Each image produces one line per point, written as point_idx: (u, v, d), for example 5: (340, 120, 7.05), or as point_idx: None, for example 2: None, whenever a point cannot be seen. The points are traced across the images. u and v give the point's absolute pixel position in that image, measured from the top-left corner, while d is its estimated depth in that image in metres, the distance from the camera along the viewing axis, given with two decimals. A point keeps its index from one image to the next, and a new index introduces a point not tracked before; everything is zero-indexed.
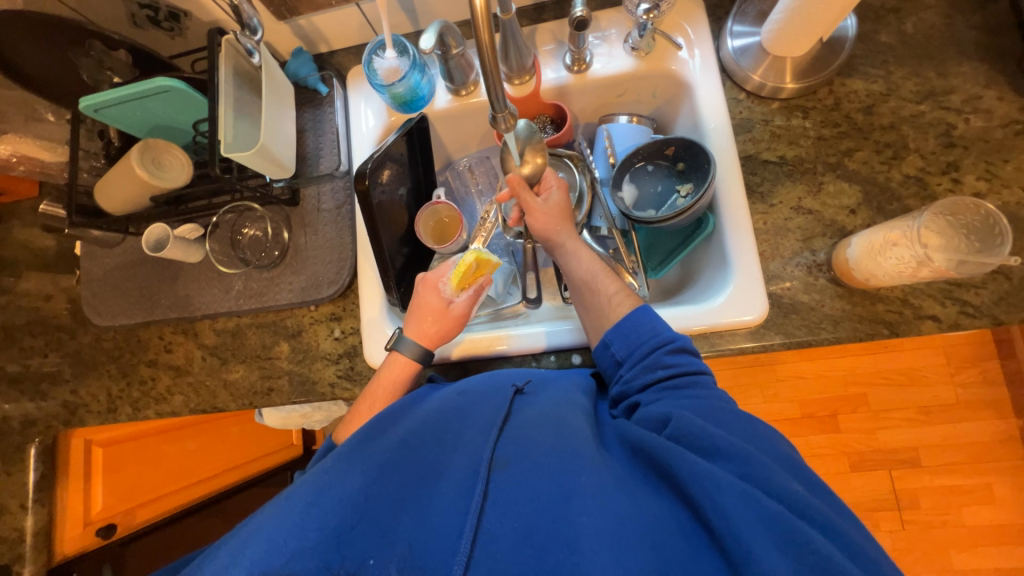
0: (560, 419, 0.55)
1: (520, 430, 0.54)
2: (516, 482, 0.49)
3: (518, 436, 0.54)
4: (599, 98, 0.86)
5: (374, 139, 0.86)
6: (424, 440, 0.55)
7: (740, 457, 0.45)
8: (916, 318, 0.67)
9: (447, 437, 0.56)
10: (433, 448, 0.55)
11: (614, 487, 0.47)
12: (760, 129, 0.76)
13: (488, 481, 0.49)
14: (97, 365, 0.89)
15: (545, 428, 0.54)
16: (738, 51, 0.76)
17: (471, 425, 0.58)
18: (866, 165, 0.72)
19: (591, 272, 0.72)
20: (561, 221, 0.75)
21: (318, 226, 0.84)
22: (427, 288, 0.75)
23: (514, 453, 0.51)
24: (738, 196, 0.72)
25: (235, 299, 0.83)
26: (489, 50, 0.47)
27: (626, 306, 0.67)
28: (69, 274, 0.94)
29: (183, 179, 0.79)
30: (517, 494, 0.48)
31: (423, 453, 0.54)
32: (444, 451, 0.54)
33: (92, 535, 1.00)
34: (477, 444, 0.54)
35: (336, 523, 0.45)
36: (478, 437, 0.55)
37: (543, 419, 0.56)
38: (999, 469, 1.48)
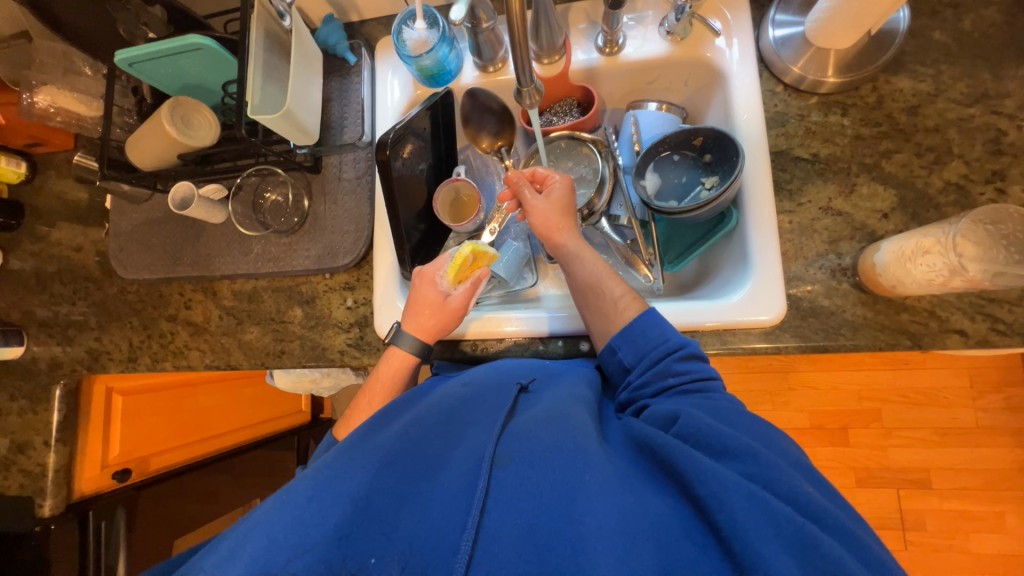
0: (561, 415, 0.56)
1: (520, 428, 0.55)
2: (517, 483, 0.49)
3: (518, 433, 0.54)
4: (628, 84, 0.83)
5: (399, 112, 0.86)
6: (424, 432, 0.56)
7: (748, 457, 0.45)
8: (941, 331, 0.65)
9: (449, 430, 0.58)
10: (435, 441, 0.56)
11: (618, 483, 0.47)
12: (795, 123, 0.73)
13: (489, 477, 0.50)
14: (120, 315, 0.93)
15: (546, 425, 0.54)
16: (779, 41, 0.73)
17: (474, 419, 0.59)
18: (905, 168, 0.68)
19: (597, 274, 0.71)
20: (563, 221, 0.74)
21: (338, 195, 0.84)
22: (424, 282, 0.75)
23: (515, 451, 0.52)
24: (765, 191, 0.70)
25: (253, 261, 0.85)
26: (519, 24, 0.46)
27: (633, 309, 0.66)
28: (99, 227, 0.97)
29: (210, 139, 0.80)
30: (517, 495, 0.48)
31: (425, 445, 0.55)
32: (445, 445, 0.56)
33: (108, 477, 1.03)
34: (478, 440, 0.55)
35: (338, 518, 0.46)
36: (481, 432, 0.56)
37: (545, 416, 0.56)
38: (1014, 498, 1.43)
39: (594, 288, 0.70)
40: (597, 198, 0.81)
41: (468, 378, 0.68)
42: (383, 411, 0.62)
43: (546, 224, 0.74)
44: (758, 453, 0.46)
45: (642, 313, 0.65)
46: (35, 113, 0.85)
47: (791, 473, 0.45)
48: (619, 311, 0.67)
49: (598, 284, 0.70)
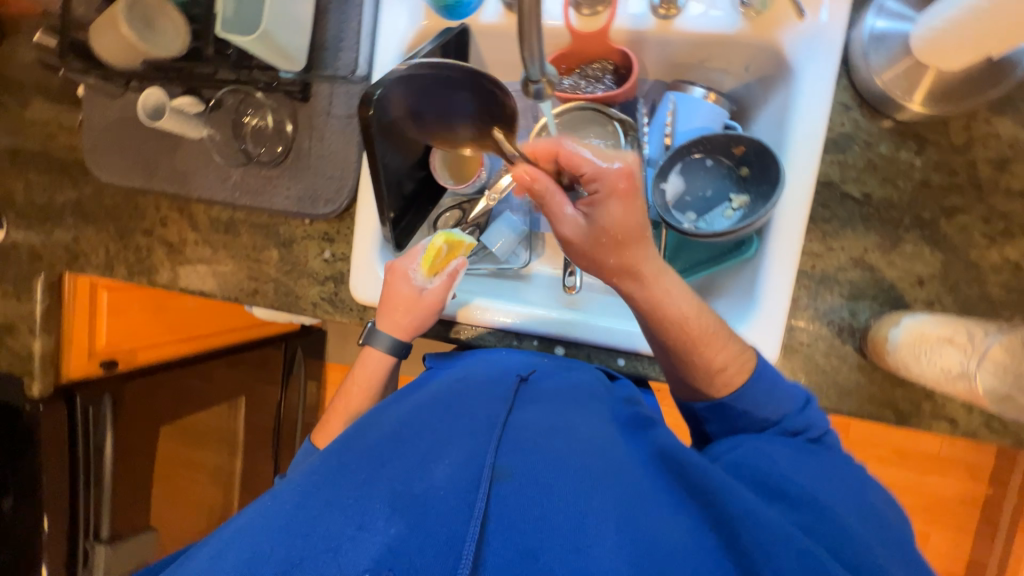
0: (566, 427, 0.52)
1: (522, 438, 0.49)
2: (517, 494, 0.44)
3: (517, 438, 0.49)
4: (678, 56, 0.69)
5: (404, 45, 0.73)
6: (416, 427, 0.52)
7: (805, 507, 0.46)
8: (931, 415, 0.61)
9: (440, 420, 0.53)
10: (427, 433, 0.51)
11: (646, 519, 0.43)
12: (857, 152, 0.62)
13: (488, 492, 0.44)
14: (96, 218, 0.89)
15: (547, 432, 0.51)
16: (873, 38, 0.59)
17: (465, 416, 0.54)
18: (963, 233, 0.59)
19: (692, 331, 0.56)
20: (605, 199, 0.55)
21: (325, 132, 0.75)
22: (395, 277, 0.70)
23: (518, 463, 0.46)
24: (795, 227, 0.61)
25: (231, 190, 0.79)
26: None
27: (735, 384, 0.57)
28: (72, 114, 0.90)
29: (178, 43, 0.72)
30: (518, 511, 0.43)
31: (418, 440, 0.50)
32: (435, 441, 0.50)
33: (95, 365, 1.07)
34: (476, 444, 0.49)
35: (324, 533, 0.41)
36: (477, 427, 0.51)
37: (547, 426, 0.52)
38: (944, 523, 1.51)
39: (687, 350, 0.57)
40: None
41: (466, 370, 0.65)
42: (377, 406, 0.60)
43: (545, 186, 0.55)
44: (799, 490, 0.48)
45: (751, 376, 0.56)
46: None
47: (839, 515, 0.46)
48: (715, 381, 0.57)
49: (687, 347, 0.57)
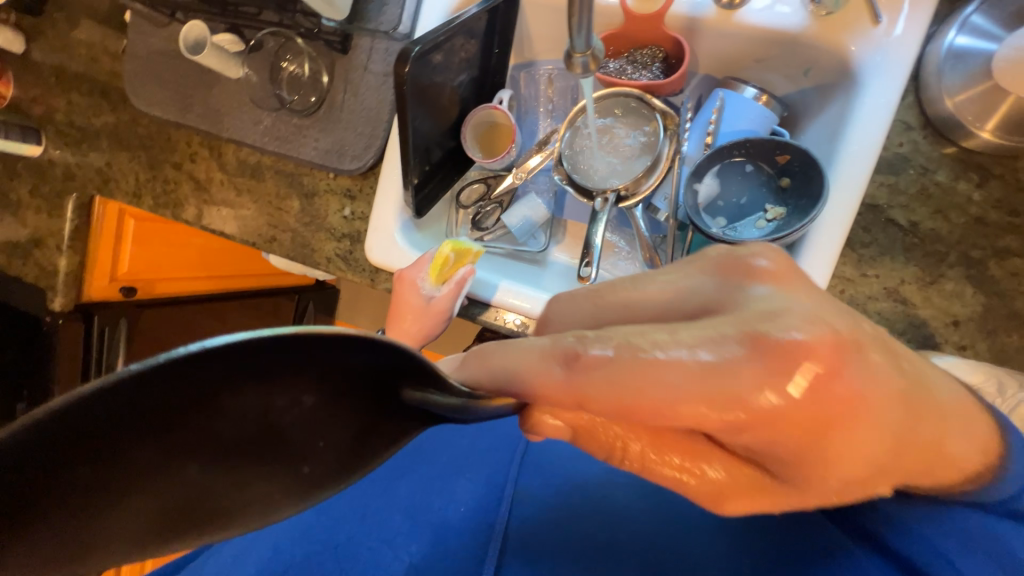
0: (568, 473, 0.57)
1: (547, 462, 0.58)
2: (538, 511, 0.53)
3: (519, 494, 0.55)
4: (734, 52, 0.65)
5: (450, 6, 0.70)
6: (429, 483, 0.60)
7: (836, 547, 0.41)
8: None
9: (453, 473, 0.61)
10: (433, 494, 0.58)
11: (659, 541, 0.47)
12: (911, 176, 0.58)
13: (510, 506, 0.55)
14: (130, 147, 0.90)
15: (547, 483, 0.56)
16: (951, 56, 0.54)
17: (479, 467, 0.60)
18: (1014, 278, 0.55)
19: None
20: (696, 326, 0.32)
21: (360, 87, 0.74)
22: (404, 285, 0.73)
23: (539, 484, 0.56)
24: (830, 248, 0.57)
25: (261, 134, 0.78)
26: None
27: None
28: (118, 40, 0.90)
29: None
30: (539, 524, 0.52)
31: (423, 504, 0.58)
32: (474, 471, 0.60)
33: (115, 290, 1.12)
34: (472, 511, 0.56)
35: None
36: (480, 486, 0.58)
37: (551, 473, 0.57)
38: None
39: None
40: (643, 180, 0.69)
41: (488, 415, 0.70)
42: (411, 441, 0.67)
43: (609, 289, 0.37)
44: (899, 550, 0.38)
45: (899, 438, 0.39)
46: None
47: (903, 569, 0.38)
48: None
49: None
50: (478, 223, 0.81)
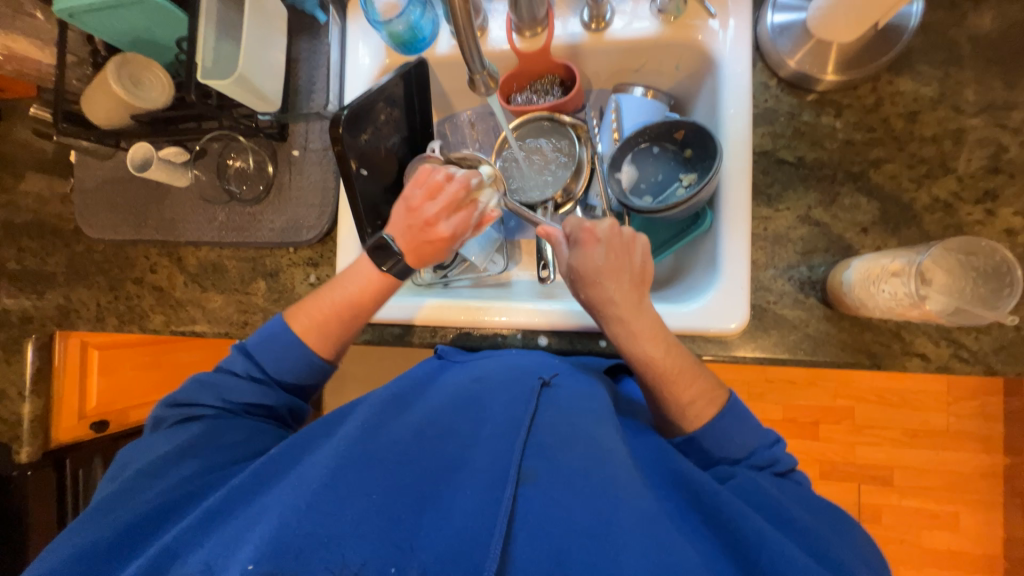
0: (591, 430, 0.53)
1: (562, 407, 0.56)
2: (544, 499, 0.46)
3: (545, 445, 0.51)
4: (616, 64, 0.77)
5: (370, 78, 0.80)
6: (440, 432, 0.53)
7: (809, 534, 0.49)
8: (903, 354, 0.63)
9: (465, 428, 0.54)
10: (452, 442, 0.52)
11: (662, 536, 0.44)
12: (784, 123, 0.68)
13: (515, 494, 0.46)
14: (88, 275, 0.92)
15: (570, 435, 0.52)
16: (776, 28, 0.67)
17: (493, 418, 0.55)
18: (893, 180, 0.64)
19: (660, 369, 0.62)
20: (610, 277, 0.65)
21: (303, 166, 0.81)
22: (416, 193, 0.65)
23: (542, 466, 0.49)
24: (742, 194, 0.66)
25: (218, 230, 0.84)
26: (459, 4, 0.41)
27: (703, 416, 0.61)
28: (66, 181, 0.95)
29: (162, 101, 0.78)
30: (547, 516, 0.45)
31: (442, 449, 0.51)
32: (460, 447, 0.52)
33: (85, 427, 1.08)
34: (503, 446, 0.51)
35: (355, 514, 0.43)
36: (504, 435, 0.52)
37: (570, 427, 0.53)
38: (969, 500, 1.48)
39: (666, 380, 0.62)
40: (574, 185, 0.79)
41: (479, 373, 0.63)
42: (389, 394, 0.59)
43: (596, 296, 0.66)
44: (770, 498, 0.52)
45: (721, 412, 0.60)
46: None
47: (838, 547, 0.49)
48: (687, 415, 0.62)
49: (661, 381, 0.62)
50: (438, 262, 0.89)
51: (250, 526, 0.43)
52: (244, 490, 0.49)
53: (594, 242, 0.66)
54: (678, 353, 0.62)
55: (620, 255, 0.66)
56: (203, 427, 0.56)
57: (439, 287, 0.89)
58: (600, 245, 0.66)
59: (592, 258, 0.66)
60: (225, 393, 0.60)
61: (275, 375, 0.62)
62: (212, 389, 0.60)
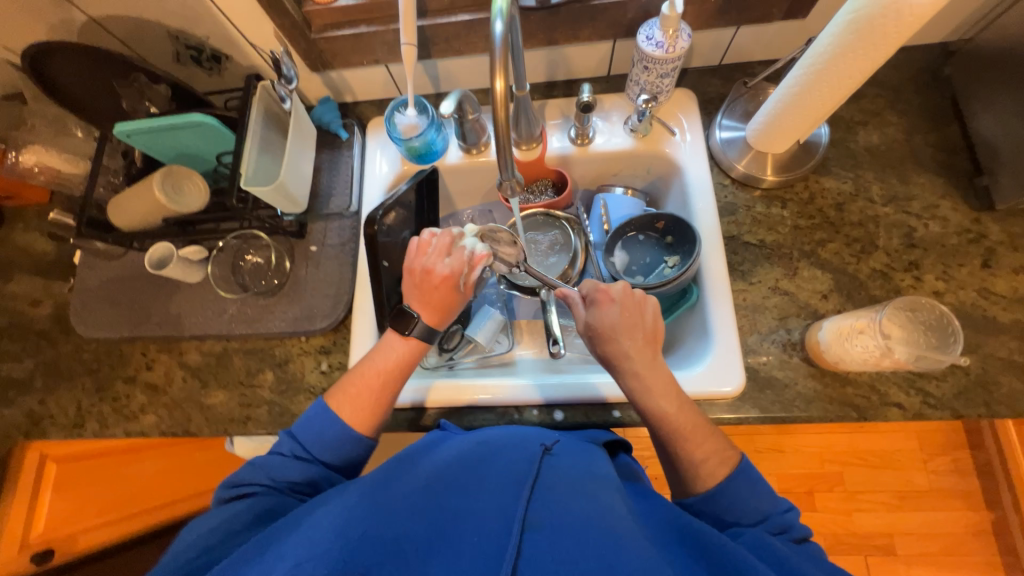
0: (592, 483, 0.54)
1: (564, 461, 0.58)
2: (547, 549, 0.46)
3: (550, 497, 0.52)
4: (598, 169, 0.93)
5: (386, 185, 0.91)
6: (447, 486, 0.54)
7: None
8: (882, 404, 0.71)
9: (471, 481, 0.55)
10: (458, 494, 0.53)
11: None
12: (743, 213, 0.83)
13: (519, 541, 0.47)
14: (71, 377, 0.87)
15: (573, 486, 0.53)
16: (724, 143, 0.84)
17: (498, 472, 0.55)
18: (838, 256, 0.78)
19: (675, 424, 0.65)
20: (628, 335, 0.69)
21: (320, 260, 0.87)
22: (417, 255, 0.71)
23: (547, 515, 0.49)
24: (721, 272, 0.77)
25: (227, 322, 0.85)
26: (503, 134, 0.51)
27: (717, 475, 0.63)
28: (63, 282, 0.94)
29: (198, 204, 0.83)
30: (552, 563, 0.45)
31: (448, 501, 0.52)
32: (466, 499, 0.52)
33: (27, 558, 1.00)
34: (508, 497, 0.52)
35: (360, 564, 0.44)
36: (508, 488, 0.53)
37: (574, 481, 0.54)
38: (969, 562, 1.48)
39: (679, 439, 0.65)
40: (571, 269, 0.88)
41: (483, 434, 0.64)
42: (396, 457, 0.60)
43: (613, 352, 0.69)
44: (787, 560, 0.53)
45: (735, 472, 0.62)
46: (16, 171, 0.84)
47: None
48: (700, 473, 0.64)
49: (678, 438, 0.65)
50: (444, 345, 0.93)
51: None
52: (251, 555, 0.49)
53: (612, 302, 0.71)
54: (684, 412, 0.66)
55: (635, 315, 0.70)
56: (244, 502, 0.58)
57: (445, 369, 0.92)
58: (615, 305, 0.71)
59: (609, 317, 0.70)
60: (271, 471, 0.61)
61: (318, 454, 0.63)
62: (253, 469, 0.61)
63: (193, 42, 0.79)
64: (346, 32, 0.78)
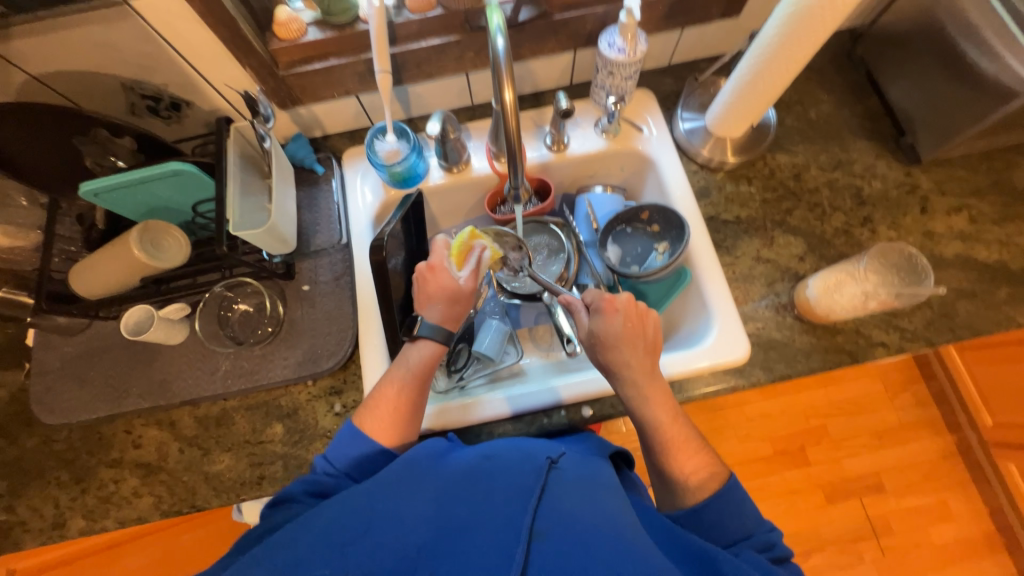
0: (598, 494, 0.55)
1: (573, 466, 0.59)
2: (555, 557, 0.46)
3: (559, 509, 0.51)
4: (576, 172, 0.97)
5: (371, 214, 0.89)
6: (455, 500, 0.53)
7: None
8: (869, 345, 0.78)
9: (478, 493, 0.54)
10: (464, 507, 0.52)
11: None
12: (716, 194, 0.90)
13: (526, 555, 0.47)
14: (42, 473, 0.77)
15: (581, 496, 0.53)
16: (688, 132, 0.91)
17: (506, 484, 0.54)
18: (805, 221, 0.86)
19: (665, 434, 0.69)
20: (630, 344, 0.70)
21: (315, 299, 0.84)
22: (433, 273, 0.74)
23: (556, 527, 0.49)
24: (708, 250, 0.83)
25: (222, 380, 0.79)
26: (514, 139, 0.54)
27: (707, 489, 0.65)
28: (15, 368, 0.83)
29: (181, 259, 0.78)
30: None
31: (454, 515, 0.51)
32: (473, 510, 0.51)
33: None
34: (515, 509, 0.51)
35: None
36: (515, 501, 0.52)
37: (582, 490, 0.54)
38: (946, 484, 1.63)
39: (672, 447, 0.68)
40: (566, 270, 0.90)
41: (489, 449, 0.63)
42: (400, 464, 0.58)
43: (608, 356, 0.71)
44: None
45: (723, 487, 0.64)
46: None
47: None
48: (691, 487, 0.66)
49: (671, 447, 0.68)
50: (453, 366, 0.91)
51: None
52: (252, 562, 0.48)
53: (616, 310, 0.71)
54: (666, 424, 0.69)
55: (636, 325, 0.71)
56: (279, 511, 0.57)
57: (456, 391, 0.89)
58: (620, 313, 0.71)
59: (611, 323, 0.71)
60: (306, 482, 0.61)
61: (346, 469, 0.63)
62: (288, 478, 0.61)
63: (150, 91, 0.76)
64: (315, 66, 0.77)
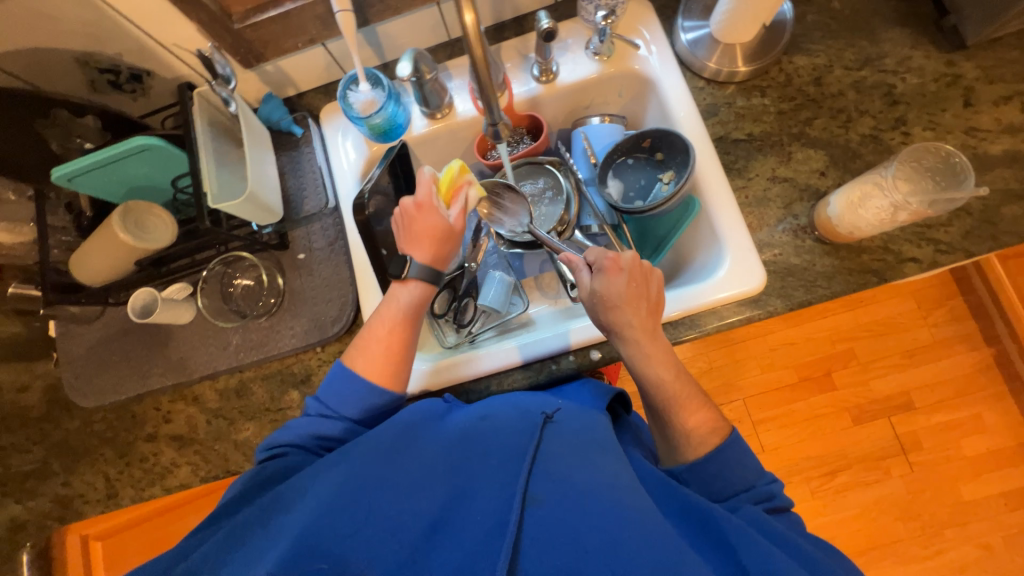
0: (591, 453, 0.56)
1: (570, 426, 0.59)
2: (548, 522, 0.48)
3: (553, 472, 0.53)
4: (569, 104, 0.89)
5: (357, 173, 0.86)
6: (452, 466, 0.55)
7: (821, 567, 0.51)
8: (899, 262, 0.72)
9: (477, 458, 0.56)
10: (462, 473, 0.54)
11: (661, 548, 0.46)
12: (725, 111, 0.81)
13: (520, 517, 0.49)
14: (88, 451, 0.83)
15: (576, 457, 0.55)
16: (691, 44, 0.81)
17: (502, 448, 0.56)
18: (827, 131, 0.77)
19: (669, 391, 0.66)
20: (632, 305, 0.66)
21: (313, 266, 0.82)
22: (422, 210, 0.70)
23: (550, 490, 0.51)
24: (717, 175, 0.76)
25: (235, 354, 0.81)
26: (481, 71, 0.49)
27: (708, 444, 0.64)
28: (45, 359, 0.87)
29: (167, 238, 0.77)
30: (552, 537, 0.47)
31: (452, 480, 0.53)
32: (470, 476, 0.54)
33: None
34: (510, 472, 0.53)
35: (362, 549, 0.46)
36: (511, 464, 0.54)
37: (576, 450, 0.56)
38: (981, 397, 1.58)
39: (675, 402, 0.67)
40: (566, 212, 0.85)
41: (488, 408, 0.64)
42: (399, 424, 0.59)
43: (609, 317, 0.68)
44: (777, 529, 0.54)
45: (726, 441, 0.63)
46: None
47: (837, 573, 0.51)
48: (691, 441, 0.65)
49: (670, 403, 0.66)
50: (461, 322, 0.90)
51: (252, 557, 0.46)
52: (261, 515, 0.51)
53: (619, 271, 0.67)
54: (671, 384, 0.67)
55: (639, 287, 0.67)
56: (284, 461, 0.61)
57: (466, 345, 0.89)
58: (624, 274, 0.67)
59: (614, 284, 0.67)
60: (312, 431, 0.64)
61: (345, 413, 0.65)
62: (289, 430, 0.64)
63: (106, 64, 0.72)
64: (271, 14, 0.71)
